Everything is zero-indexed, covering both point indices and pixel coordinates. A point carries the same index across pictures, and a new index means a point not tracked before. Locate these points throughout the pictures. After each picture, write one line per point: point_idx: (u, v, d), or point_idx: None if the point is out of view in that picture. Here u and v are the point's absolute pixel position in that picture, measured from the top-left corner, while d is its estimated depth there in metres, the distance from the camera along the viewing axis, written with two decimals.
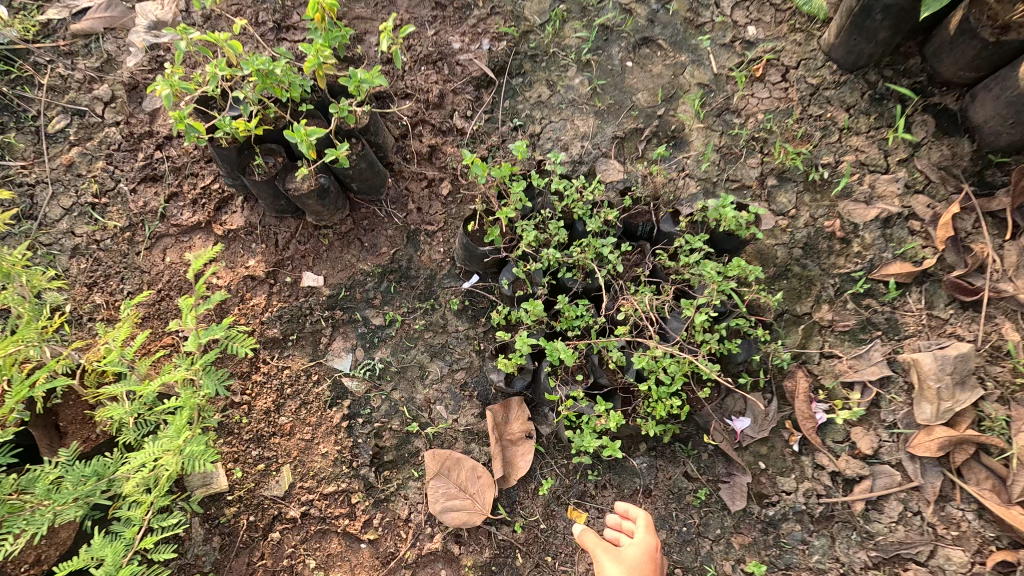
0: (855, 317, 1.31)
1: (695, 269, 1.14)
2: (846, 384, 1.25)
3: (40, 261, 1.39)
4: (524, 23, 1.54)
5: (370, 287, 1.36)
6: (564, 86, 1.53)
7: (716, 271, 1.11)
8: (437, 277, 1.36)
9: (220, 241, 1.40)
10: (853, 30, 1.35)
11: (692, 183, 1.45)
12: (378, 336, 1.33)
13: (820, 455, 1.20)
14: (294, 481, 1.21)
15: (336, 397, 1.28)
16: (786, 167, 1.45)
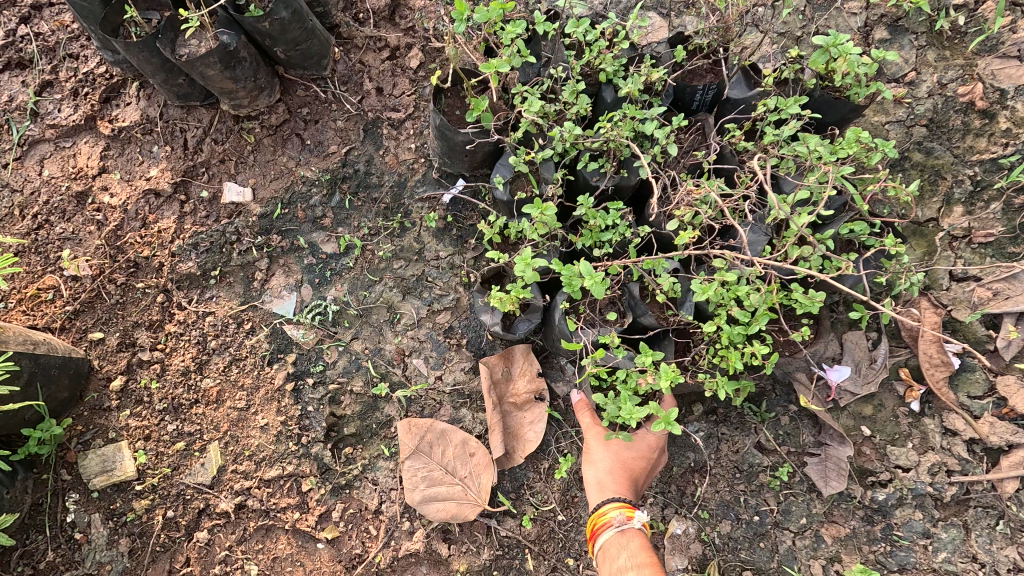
0: (1004, 222, 0.91)
1: (789, 149, 0.75)
2: (991, 318, 0.87)
3: None
4: None
5: (317, 203, 0.98)
6: None
7: (824, 149, 0.73)
8: (407, 185, 0.98)
9: (111, 146, 1.02)
10: None
11: (765, 39, 1.01)
12: (330, 268, 0.97)
13: (953, 417, 0.85)
14: (225, 463, 0.90)
15: (276, 352, 0.94)
16: (903, 9, 1.00)
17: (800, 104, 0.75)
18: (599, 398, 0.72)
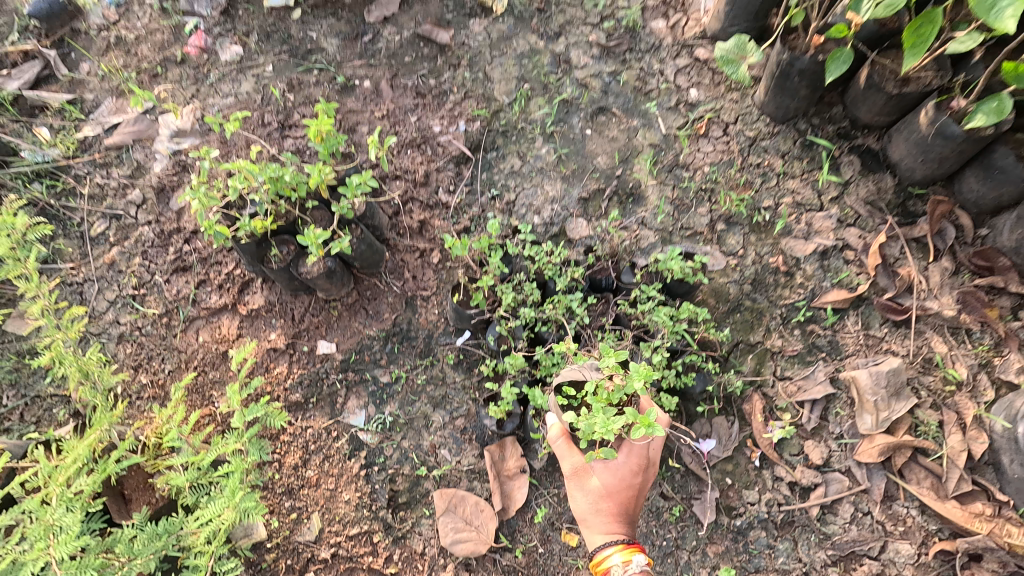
0: (802, 341, 1.49)
1: (651, 315, 1.34)
2: (797, 403, 1.43)
3: (91, 348, 1.62)
4: (495, 105, 1.84)
5: (377, 350, 1.56)
6: (533, 158, 1.76)
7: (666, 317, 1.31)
8: (433, 336, 1.56)
9: (244, 318, 1.61)
10: (779, 88, 1.61)
11: (649, 234, 1.64)
12: (386, 392, 1.52)
13: (779, 468, 1.38)
14: (323, 525, 1.40)
15: (353, 449, 1.47)
16: (731, 212, 1.65)
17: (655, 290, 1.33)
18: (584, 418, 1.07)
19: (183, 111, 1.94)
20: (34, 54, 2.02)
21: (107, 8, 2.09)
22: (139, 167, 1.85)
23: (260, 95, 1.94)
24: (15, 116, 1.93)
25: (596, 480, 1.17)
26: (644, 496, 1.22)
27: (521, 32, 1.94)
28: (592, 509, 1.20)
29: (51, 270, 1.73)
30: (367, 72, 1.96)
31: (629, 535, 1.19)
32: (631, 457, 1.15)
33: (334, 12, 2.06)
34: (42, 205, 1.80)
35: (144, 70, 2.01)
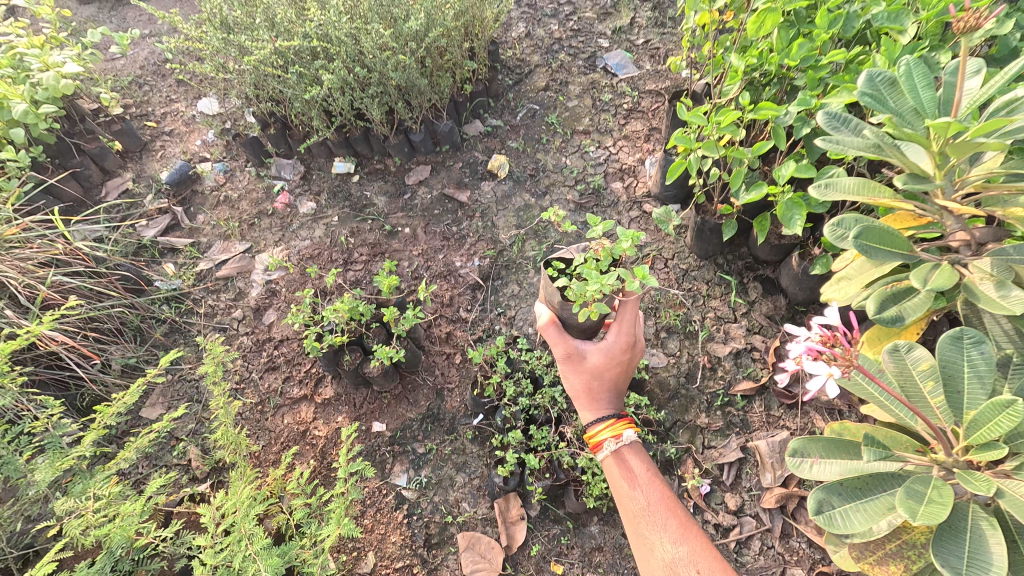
0: (722, 419, 2.08)
1: None
2: (719, 465, 1.99)
3: (203, 429, 2.16)
4: (500, 246, 2.55)
5: (416, 428, 2.14)
6: (528, 284, 2.43)
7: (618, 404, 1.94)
8: (457, 417, 2.14)
9: (318, 406, 2.20)
10: (697, 238, 2.30)
11: None
12: (422, 459, 2.08)
13: (706, 513, 1.92)
14: (377, 561, 1.89)
15: (398, 503, 2.00)
16: (670, 324, 2.29)
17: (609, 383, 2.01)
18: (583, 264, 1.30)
19: (271, 250, 2.63)
20: (164, 210, 2.76)
21: (217, 173, 2.91)
22: (240, 292, 2.53)
23: (330, 238, 2.63)
24: (150, 253, 2.63)
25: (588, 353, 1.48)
26: (627, 371, 1.57)
27: (518, 192, 2.71)
28: (586, 387, 1.55)
29: (174, 370, 2.32)
30: (407, 221, 2.66)
31: (615, 404, 1.56)
32: (617, 346, 1.48)
33: (384, 176, 2.84)
34: (168, 320, 2.44)
35: (242, 220, 2.75)
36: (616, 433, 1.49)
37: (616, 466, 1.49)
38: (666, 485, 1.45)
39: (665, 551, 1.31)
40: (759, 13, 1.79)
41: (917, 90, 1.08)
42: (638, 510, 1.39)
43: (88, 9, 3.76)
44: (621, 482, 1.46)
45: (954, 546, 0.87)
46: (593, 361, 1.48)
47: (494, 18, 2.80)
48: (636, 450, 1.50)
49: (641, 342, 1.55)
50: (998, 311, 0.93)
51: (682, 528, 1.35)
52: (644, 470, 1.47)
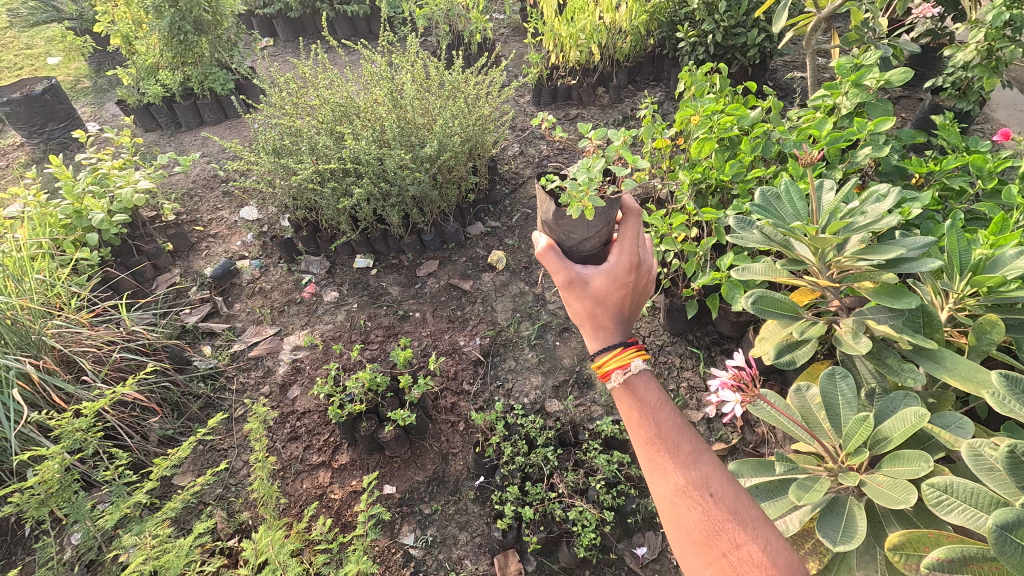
0: None
1: (596, 458, 2.26)
2: None
3: (229, 494, 2.35)
4: (499, 327, 2.92)
5: (423, 490, 2.36)
6: (523, 360, 2.77)
7: (603, 461, 2.23)
8: (460, 479, 2.38)
9: (335, 470, 2.44)
10: (668, 317, 2.67)
11: (599, 407, 2.54)
12: (428, 519, 2.27)
13: None
14: None
15: (405, 561, 2.16)
16: None
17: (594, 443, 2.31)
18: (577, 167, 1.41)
19: (298, 333, 2.99)
20: (206, 299, 3.15)
21: (254, 268, 3.35)
22: (269, 369, 2.83)
23: (350, 321, 3.00)
24: (191, 336, 2.97)
25: (584, 272, 1.42)
26: (634, 299, 1.46)
27: (514, 281, 3.14)
28: (588, 314, 1.44)
29: (205, 440, 2.56)
30: (417, 306, 3.06)
31: (621, 331, 1.42)
32: (619, 266, 1.41)
33: (398, 269, 3.28)
34: (204, 396, 2.70)
35: (274, 307, 3.13)
36: (624, 362, 1.31)
37: (625, 396, 1.30)
38: (682, 414, 1.26)
39: (679, 474, 1.16)
40: (697, 142, 2.32)
41: (794, 203, 1.53)
42: (650, 438, 1.22)
43: (153, 136, 4.47)
44: (632, 410, 1.28)
45: (834, 523, 1.15)
46: (594, 283, 1.40)
47: (493, 142, 3.42)
48: (648, 380, 1.30)
49: (646, 267, 1.47)
50: (857, 351, 1.35)
51: (695, 453, 1.19)
52: (657, 399, 1.29)
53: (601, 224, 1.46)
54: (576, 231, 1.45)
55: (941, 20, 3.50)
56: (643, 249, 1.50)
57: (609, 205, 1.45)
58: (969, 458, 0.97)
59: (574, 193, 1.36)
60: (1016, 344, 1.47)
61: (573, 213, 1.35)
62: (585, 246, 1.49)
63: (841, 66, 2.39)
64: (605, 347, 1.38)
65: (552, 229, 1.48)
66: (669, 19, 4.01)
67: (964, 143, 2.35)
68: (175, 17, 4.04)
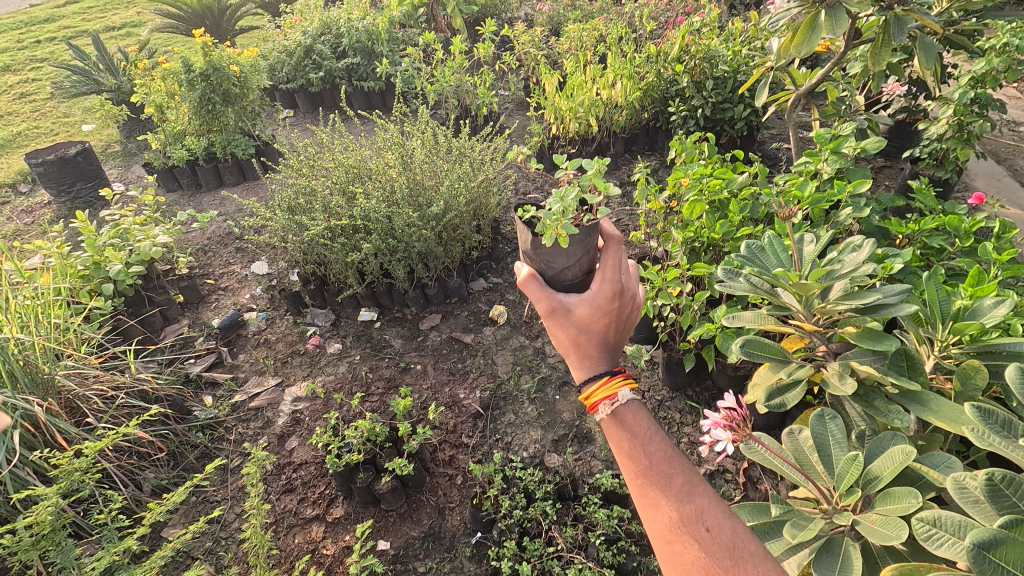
0: None
1: (595, 513, 2.21)
2: None
3: (218, 548, 2.29)
4: (499, 380, 2.95)
5: (417, 546, 2.29)
6: (523, 414, 2.77)
7: (603, 516, 2.18)
8: (456, 534, 2.31)
9: (328, 524, 2.38)
10: (667, 371, 2.69)
11: (598, 461, 2.52)
12: None
13: None
14: None
15: None
16: None
17: (593, 498, 2.27)
18: (551, 200, 1.57)
19: (299, 384, 3.00)
20: (211, 349, 3.20)
21: (260, 319, 3.42)
22: (268, 420, 2.83)
23: (352, 373, 3.03)
24: (194, 386, 3.00)
25: (567, 301, 1.49)
26: (619, 326, 1.51)
27: (514, 335, 3.20)
28: (573, 342, 1.50)
29: (199, 492, 2.52)
30: (419, 358, 3.10)
31: (608, 360, 1.47)
32: (602, 293, 1.46)
33: (401, 322, 3.35)
34: (201, 446, 2.69)
35: (277, 358, 3.16)
36: (611, 392, 1.36)
37: (614, 426, 1.34)
38: (671, 443, 1.30)
39: (673, 507, 1.19)
40: (688, 203, 2.45)
41: (777, 255, 1.62)
42: (640, 472, 1.26)
43: (175, 196, 4.71)
44: (623, 441, 1.32)
45: (831, 562, 1.18)
46: (576, 310, 1.46)
47: (496, 204, 3.61)
48: (636, 410, 1.34)
49: (629, 294, 1.52)
50: (844, 392, 1.44)
51: (688, 486, 1.21)
52: (647, 429, 1.33)
53: (580, 252, 1.58)
54: (556, 260, 1.58)
55: (914, 97, 3.77)
56: (627, 277, 1.55)
57: (586, 233, 1.58)
58: (954, 490, 1.02)
59: (549, 224, 1.52)
60: (1003, 392, 1.50)
61: (549, 241, 1.50)
62: (566, 275, 1.61)
63: (820, 136, 2.58)
64: (592, 377, 1.44)
65: (534, 259, 1.61)
66: (662, 95, 4.32)
67: (942, 206, 2.48)
68: (205, 90, 4.39)
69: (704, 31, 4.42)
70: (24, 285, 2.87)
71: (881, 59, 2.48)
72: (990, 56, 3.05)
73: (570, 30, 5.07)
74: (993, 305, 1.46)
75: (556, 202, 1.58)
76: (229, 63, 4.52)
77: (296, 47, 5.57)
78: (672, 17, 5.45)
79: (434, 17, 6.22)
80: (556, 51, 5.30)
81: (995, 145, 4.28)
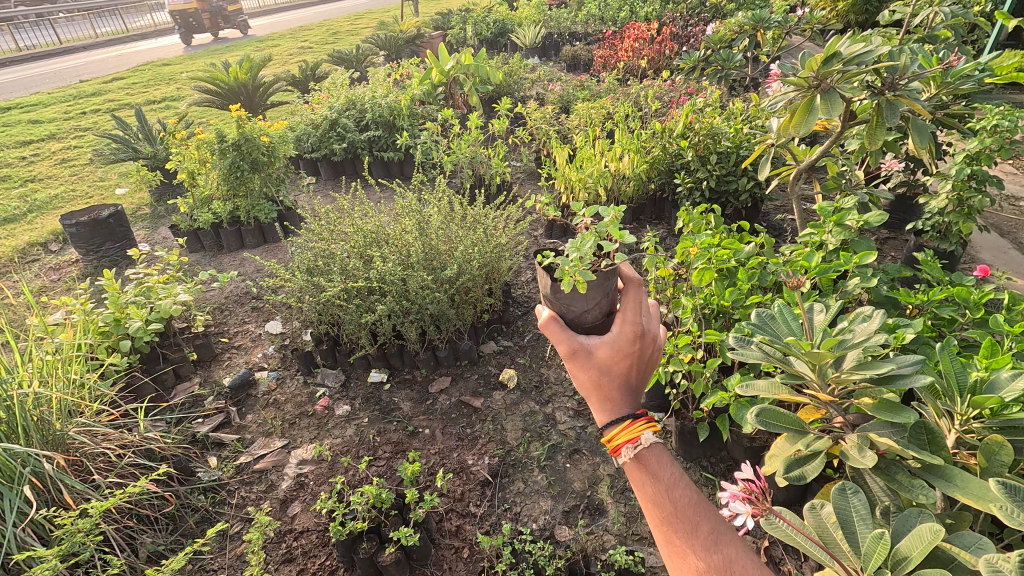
0: None
1: None
2: None
3: None
4: (508, 446, 2.89)
5: None
6: (532, 482, 2.69)
7: None
8: None
9: None
10: (681, 441, 2.63)
11: (611, 536, 2.41)
12: None
13: None
14: None
15: None
16: None
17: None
18: (568, 247, 1.65)
19: (306, 446, 2.95)
20: (220, 409, 3.19)
21: (271, 379, 3.43)
22: (271, 484, 2.76)
23: (359, 436, 2.98)
24: (200, 446, 2.97)
25: (589, 341, 1.54)
26: (640, 368, 1.56)
27: (524, 400, 3.17)
28: (595, 384, 1.55)
29: (196, 560, 2.43)
30: (427, 422, 3.05)
31: (630, 403, 1.53)
32: (622, 336, 1.51)
33: (411, 384, 3.34)
34: (201, 509, 2.62)
35: (285, 419, 3.14)
36: (633, 436, 1.43)
37: (638, 469, 1.43)
38: (695, 488, 1.40)
39: (699, 558, 1.29)
40: (697, 271, 2.49)
41: (788, 323, 1.65)
42: (667, 518, 1.35)
43: (197, 256, 4.89)
44: (647, 487, 1.42)
45: None
46: (597, 353, 1.52)
47: (508, 268, 3.70)
48: (659, 455, 1.43)
49: (651, 335, 1.56)
50: (864, 465, 1.41)
51: (714, 534, 1.32)
52: (670, 474, 1.42)
53: (599, 295, 1.64)
54: (576, 304, 1.64)
55: (912, 173, 3.91)
56: (648, 318, 1.59)
57: (604, 278, 1.64)
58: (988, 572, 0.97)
59: (567, 270, 1.58)
60: None
61: (567, 286, 1.55)
62: (587, 317, 1.67)
63: (824, 209, 2.67)
64: (615, 420, 1.50)
65: (553, 302, 1.67)
66: (667, 168, 4.50)
67: (948, 277, 2.51)
68: (235, 158, 4.66)
69: (706, 111, 4.69)
70: (45, 340, 2.93)
71: (876, 138, 2.61)
72: (982, 136, 3.20)
73: (579, 108, 5.40)
74: (1010, 378, 1.45)
75: (575, 249, 1.66)
76: (260, 134, 4.83)
77: (322, 120, 5.95)
78: (675, 97, 5.80)
79: (453, 95, 6.66)
80: (566, 127, 5.62)
81: (996, 219, 4.38)
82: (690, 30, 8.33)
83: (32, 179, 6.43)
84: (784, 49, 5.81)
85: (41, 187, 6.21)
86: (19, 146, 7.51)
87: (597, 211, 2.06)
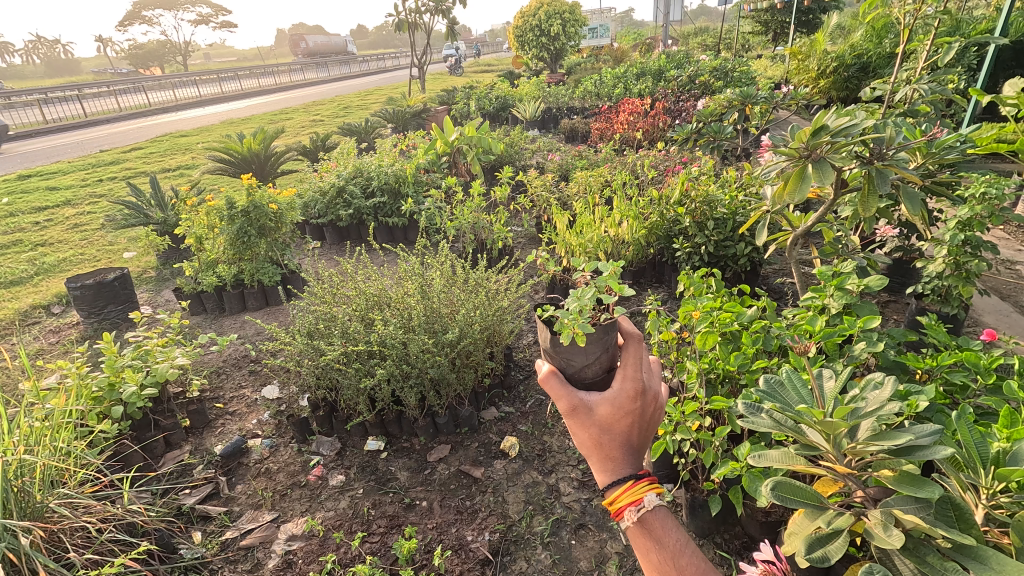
0: None
1: None
2: None
3: None
4: (510, 520, 2.74)
5: None
6: (535, 561, 2.52)
7: None
8: None
9: None
10: (692, 515, 2.49)
11: None
12: None
13: None
14: None
15: None
16: None
17: None
18: (568, 300, 1.65)
19: (296, 520, 2.80)
20: (209, 479, 3.06)
21: (264, 447, 3.31)
22: (258, 562, 2.59)
23: (353, 509, 2.83)
24: (184, 519, 2.82)
25: (590, 398, 1.50)
26: (642, 426, 1.53)
27: (526, 470, 3.04)
28: (596, 443, 1.52)
29: None
30: (424, 494, 2.91)
31: (631, 462, 1.51)
32: (623, 393, 1.48)
33: (409, 453, 3.22)
34: None
35: (276, 490, 3.00)
36: (636, 497, 1.42)
37: (641, 531, 1.42)
38: (700, 554, 1.39)
39: None
40: (701, 334, 2.46)
41: (798, 390, 1.62)
42: None
43: (199, 319, 4.91)
44: (653, 554, 1.41)
45: None
46: (597, 410, 1.49)
47: (510, 331, 3.68)
48: (663, 520, 1.42)
49: (652, 393, 1.54)
50: (891, 545, 1.32)
51: None
52: (676, 540, 1.41)
53: (600, 349, 1.60)
54: (575, 357, 1.60)
55: (907, 238, 3.98)
56: (649, 374, 1.57)
57: (604, 331, 1.61)
58: None
59: (565, 323, 1.55)
60: None
61: (566, 340, 1.52)
62: (587, 371, 1.63)
63: (823, 273, 2.70)
64: (618, 481, 1.47)
65: (553, 356, 1.63)
66: (665, 233, 4.60)
67: (955, 342, 2.48)
68: (243, 224, 4.77)
69: (702, 178, 4.85)
70: (36, 406, 2.85)
71: (869, 204, 2.66)
72: (972, 203, 3.27)
73: (578, 176, 5.61)
74: None
75: (574, 302, 1.66)
76: (269, 202, 4.98)
77: (330, 187, 6.14)
78: (671, 166, 6.03)
79: (456, 164, 6.92)
80: (565, 194, 5.80)
81: (995, 282, 4.40)
82: (682, 105, 8.81)
83: (42, 244, 6.55)
84: (772, 122, 6.12)
85: (50, 251, 6.32)
86: (35, 211, 7.74)
87: (595, 266, 2.08)
